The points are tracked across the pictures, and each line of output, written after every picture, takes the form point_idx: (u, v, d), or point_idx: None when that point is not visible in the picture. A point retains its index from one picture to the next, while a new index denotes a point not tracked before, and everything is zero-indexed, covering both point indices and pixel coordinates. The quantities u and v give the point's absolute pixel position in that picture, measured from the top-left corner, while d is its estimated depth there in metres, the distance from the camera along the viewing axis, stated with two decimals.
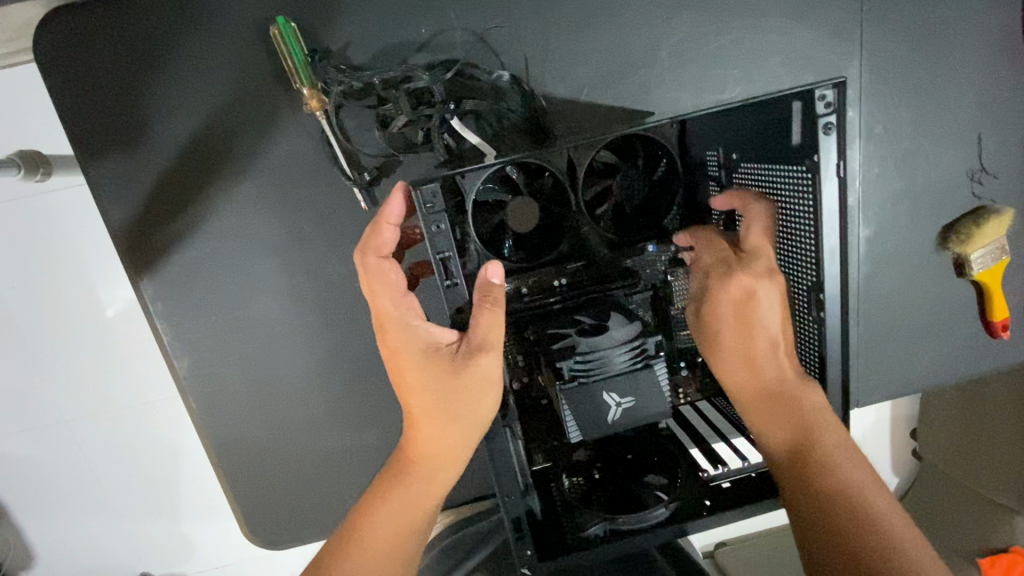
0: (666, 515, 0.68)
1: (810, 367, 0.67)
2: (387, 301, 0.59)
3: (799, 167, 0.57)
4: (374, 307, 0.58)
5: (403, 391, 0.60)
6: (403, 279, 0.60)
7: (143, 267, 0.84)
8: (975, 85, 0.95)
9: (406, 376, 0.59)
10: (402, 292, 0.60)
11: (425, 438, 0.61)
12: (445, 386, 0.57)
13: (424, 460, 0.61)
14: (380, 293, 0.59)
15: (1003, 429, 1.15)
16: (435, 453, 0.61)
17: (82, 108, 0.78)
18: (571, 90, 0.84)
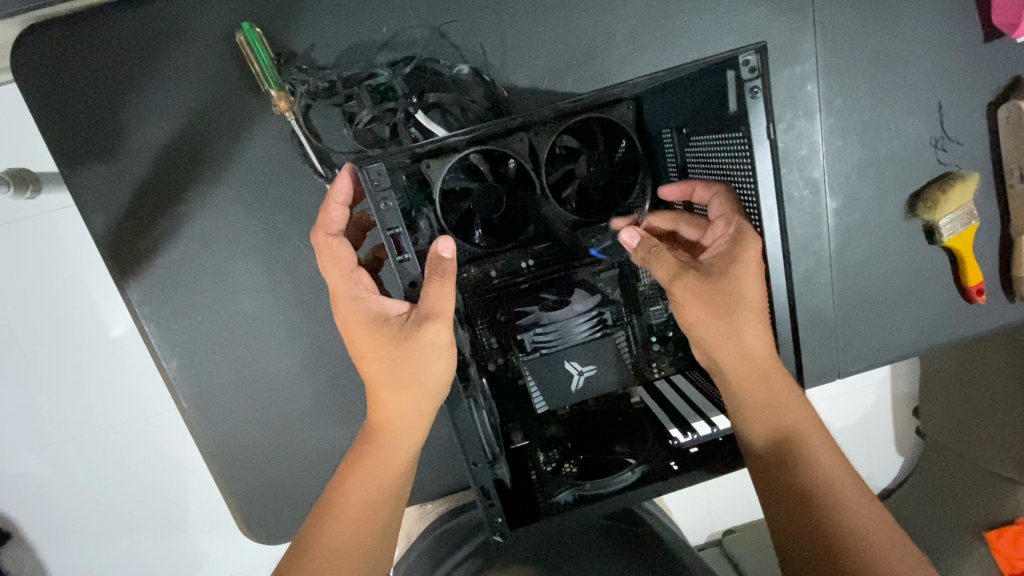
0: (634, 478, 0.71)
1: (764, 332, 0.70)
2: (338, 278, 0.63)
3: (736, 133, 0.59)
4: (327, 283, 0.62)
5: (362, 365, 0.63)
6: (353, 256, 0.64)
7: (128, 274, 0.87)
8: (929, 54, 0.97)
9: (360, 347, 0.62)
10: (352, 268, 0.63)
11: (383, 407, 0.63)
12: (397, 353, 0.60)
13: (385, 428, 0.64)
14: (332, 268, 0.63)
15: (999, 399, 1.17)
16: (394, 421, 0.63)
17: (61, 122, 0.82)
18: (531, 79, 0.86)
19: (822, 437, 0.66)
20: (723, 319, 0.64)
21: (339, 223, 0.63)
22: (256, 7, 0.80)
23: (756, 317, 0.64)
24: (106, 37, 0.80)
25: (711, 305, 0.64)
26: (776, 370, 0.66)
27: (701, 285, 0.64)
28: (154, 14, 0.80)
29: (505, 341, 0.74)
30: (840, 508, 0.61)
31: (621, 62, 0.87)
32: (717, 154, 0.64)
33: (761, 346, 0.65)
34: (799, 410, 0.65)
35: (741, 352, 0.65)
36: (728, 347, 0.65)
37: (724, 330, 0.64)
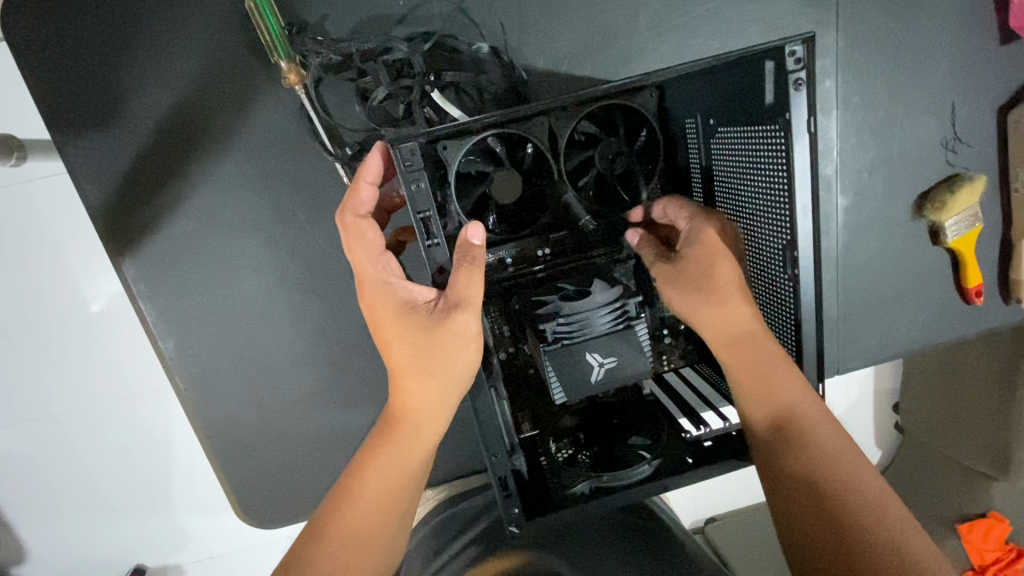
0: (650, 472, 0.70)
1: (788, 339, 0.66)
2: (365, 261, 0.60)
3: (772, 128, 0.57)
4: (354, 265, 0.60)
5: (387, 352, 0.62)
6: (382, 238, 0.61)
7: (124, 248, 0.83)
8: (947, 55, 0.97)
9: (385, 334, 0.60)
10: (380, 252, 0.61)
11: (408, 398, 0.61)
12: (424, 342, 0.58)
13: (408, 418, 0.62)
14: (362, 252, 0.60)
15: (982, 400, 1.19)
16: (418, 413, 0.62)
17: (56, 86, 0.78)
18: (551, 61, 0.84)
19: (822, 412, 0.64)
20: (701, 301, 0.65)
21: (368, 205, 0.61)
22: None
23: (737, 291, 0.65)
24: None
25: (694, 287, 0.66)
26: (768, 344, 0.64)
27: (678, 272, 0.67)
28: None
29: (518, 330, 0.73)
30: (845, 484, 0.59)
31: (645, 47, 0.85)
32: (745, 147, 0.62)
33: (748, 320, 0.65)
34: (797, 384, 0.63)
35: (728, 329, 0.65)
36: (715, 325, 0.65)
37: (703, 311, 0.65)
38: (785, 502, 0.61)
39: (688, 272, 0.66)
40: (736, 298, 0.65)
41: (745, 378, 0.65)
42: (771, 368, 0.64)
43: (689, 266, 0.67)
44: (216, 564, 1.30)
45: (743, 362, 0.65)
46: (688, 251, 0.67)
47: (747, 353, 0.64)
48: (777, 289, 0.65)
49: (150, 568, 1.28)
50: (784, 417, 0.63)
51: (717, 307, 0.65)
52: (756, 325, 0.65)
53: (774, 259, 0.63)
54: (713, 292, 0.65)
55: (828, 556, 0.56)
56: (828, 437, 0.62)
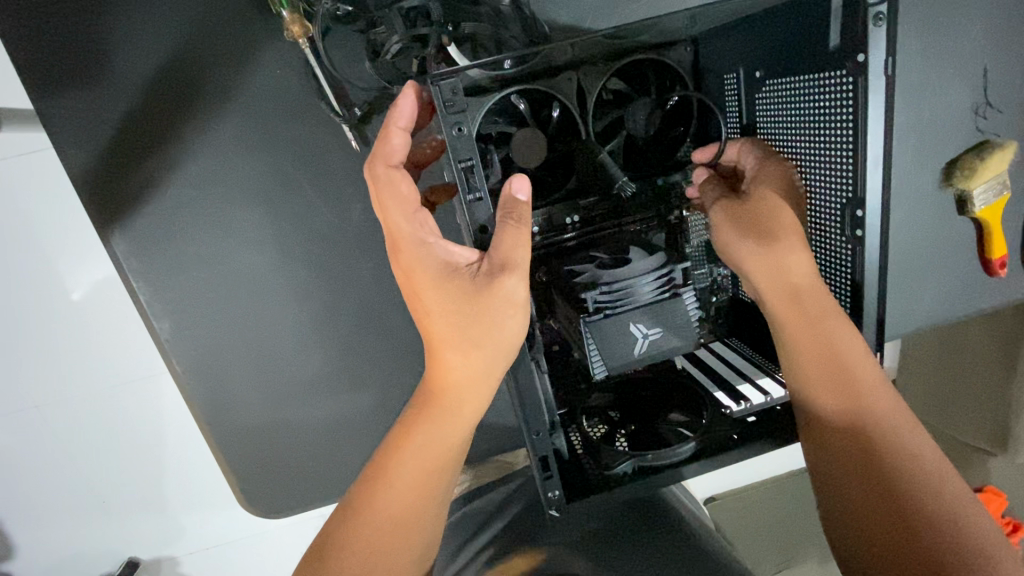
0: (694, 450, 0.65)
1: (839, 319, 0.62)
2: (398, 219, 0.53)
3: (835, 74, 0.52)
4: (388, 224, 0.52)
5: (423, 321, 0.56)
6: (415, 194, 0.54)
7: (112, 221, 0.77)
8: (982, 15, 0.93)
9: (424, 300, 0.54)
10: (415, 209, 0.53)
11: (447, 372, 0.56)
12: (466, 308, 0.53)
13: (447, 394, 0.57)
14: (395, 207, 0.53)
15: (979, 373, 1.17)
16: (458, 389, 0.56)
17: (31, 40, 0.70)
18: (575, 16, 0.79)
19: (881, 377, 0.58)
20: (755, 246, 0.59)
21: (399, 154, 0.54)
22: None
23: (799, 241, 0.58)
24: None
25: (750, 231, 0.59)
26: (828, 300, 0.58)
27: (739, 214, 0.61)
28: None
29: (545, 304, 0.69)
30: (903, 454, 0.54)
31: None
32: (797, 98, 0.58)
33: (807, 274, 0.58)
34: (857, 345, 0.57)
35: (786, 282, 0.58)
36: (769, 276, 0.59)
37: (758, 259, 0.59)
38: (831, 469, 0.57)
39: (748, 211, 0.60)
40: (796, 246, 0.58)
41: (802, 335, 0.58)
42: (833, 326, 0.57)
43: (751, 206, 0.60)
44: (214, 556, 1.25)
45: (802, 317, 0.58)
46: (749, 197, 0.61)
47: (807, 307, 0.58)
48: (828, 253, 0.61)
49: (144, 562, 1.22)
50: (842, 381, 0.57)
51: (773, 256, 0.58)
52: (816, 282, 0.58)
53: (829, 221, 0.59)
54: (773, 237, 0.58)
55: (881, 528, 0.52)
56: (887, 404, 0.56)
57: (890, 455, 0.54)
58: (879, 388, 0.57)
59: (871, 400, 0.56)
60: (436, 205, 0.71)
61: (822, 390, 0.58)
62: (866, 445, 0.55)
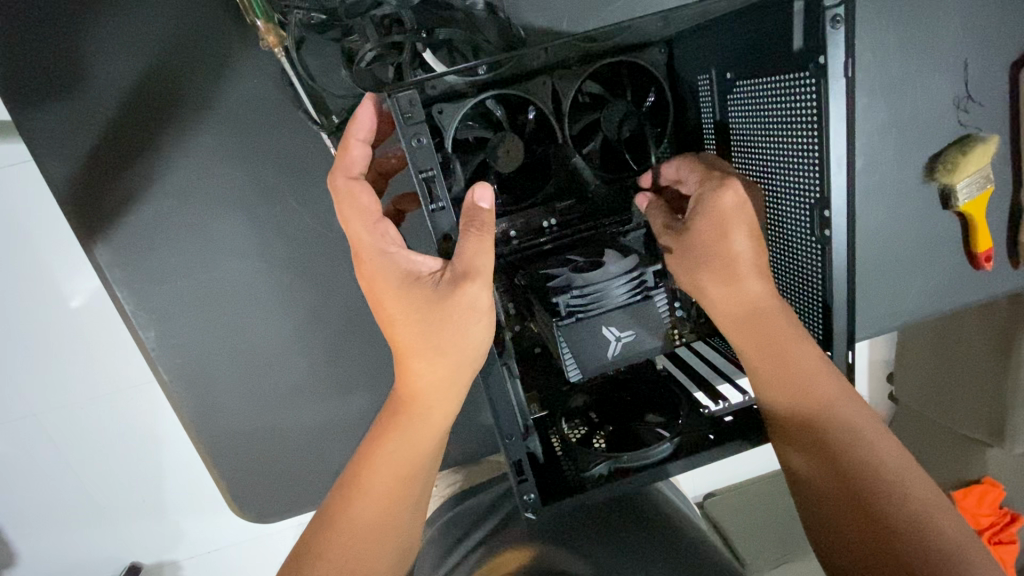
0: (670, 450, 0.65)
1: (813, 323, 0.62)
2: (359, 228, 0.55)
3: (799, 76, 0.53)
4: (348, 233, 0.55)
5: (389, 330, 0.56)
6: (375, 203, 0.55)
7: (96, 233, 0.77)
8: (962, 8, 0.93)
9: (387, 308, 0.55)
10: (375, 219, 0.55)
11: (413, 379, 0.57)
12: (429, 314, 0.53)
13: (414, 400, 0.58)
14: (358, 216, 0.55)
15: (975, 364, 1.18)
16: (424, 396, 0.57)
17: (11, 55, 0.70)
18: (551, 19, 0.79)
19: (846, 392, 0.57)
20: (711, 275, 0.59)
21: (360, 166, 0.56)
22: None
23: (753, 266, 0.59)
24: None
25: (703, 261, 0.59)
26: (785, 320, 0.59)
27: (688, 244, 0.60)
28: None
29: (524, 307, 0.67)
30: (872, 463, 0.54)
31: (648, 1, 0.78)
32: (766, 99, 0.58)
33: (763, 295, 0.59)
34: (817, 364, 0.58)
35: (743, 308, 0.59)
36: (727, 304, 0.60)
37: (714, 289, 0.59)
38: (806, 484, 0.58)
39: (700, 240, 0.59)
40: (749, 270, 0.59)
41: (759, 362, 0.60)
42: (787, 349, 0.58)
43: (700, 232, 0.59)
44: (214, 560, 1.26)
45: (758, 343, 0.59)
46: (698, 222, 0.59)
47: (764, 332, 0.59)
48: (799, 255, 0.61)
49: (146, 567, 1.23)
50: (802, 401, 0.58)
51: (728, 285, 0.59)
52: (773, 303, 0.59)
53: (798, 222, 0.59)
54: (728, 267, 0.59)
55: (853, 539, 0.53)
56: (854, 416, 0.57)
57: (860, 468, 0.54)
58: (844, 403, 0.57)
59: (836, 415, 0.57)
60: (405, 212, 0.72)
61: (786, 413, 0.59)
62: (835, 459, 0.55)
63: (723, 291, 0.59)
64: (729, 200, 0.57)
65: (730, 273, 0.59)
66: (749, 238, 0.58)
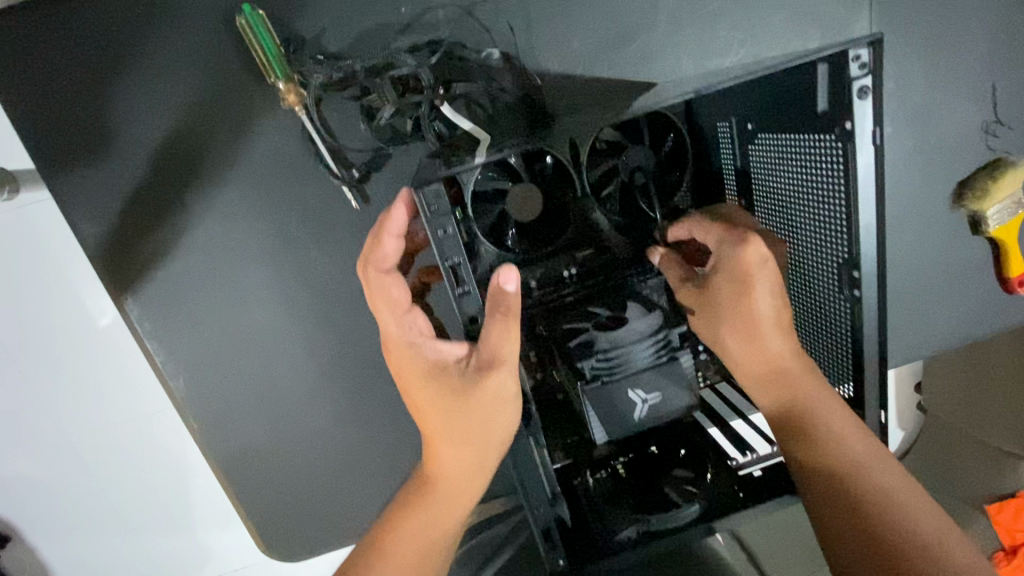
0: (697, 514, 0.64)
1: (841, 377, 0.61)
2: (389, 319, 0.58)
3: (826, 137, 0.52)
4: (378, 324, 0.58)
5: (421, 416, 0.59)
6: (407, 296, 0.59)
7: (126, 287, 0.79)
8: (987, 32, 0.91)
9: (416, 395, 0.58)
10: (404, 310, 0.58)
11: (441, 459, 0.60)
12: (460, 401, 0.56)
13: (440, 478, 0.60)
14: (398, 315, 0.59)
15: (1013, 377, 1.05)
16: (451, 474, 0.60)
17: (41, 121, 0.72)
18: (566, 64, 0.79)
19: (876, 454, 0.56)
20: (733, 333, 0.60)
21: (392, 259, 0.59)
22: None
23: (777, 325, 0.59)
24: (85, 18, 0.69)
25: (722, 319, 0.60)
26: (811, 378, 0.59)
27: (708, 302, 0.60)
28: None
29: (546, 355, 0.68)
30: (911, 535, 0.51)
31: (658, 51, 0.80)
32: (790, 154, 0.57)
33: (787, 354, 0.59)
34: (843, 421, 0.57)
35: (765, 365, 0.60)
36: (749, 361, 0.60)
37: (735, 346, 0.61)
38: (840, 558, 0.53)
39: (720, 297, 0.60)
40: (772, 328, 0.59)
41: (783, 418, 0.59)
42: (813, 407, 0.58)
43: (721, 288, 0.59)
44: None
45: (782, 401, 0.59)
46: (718, 282, 0.60)
47: (788, 389, 0.59)
48: (825, 308, 0.60)
49: None
50: (830, 461, 0.56)
51: (748, 343, 0.60)
52: (797, 362, 0.59)
53: (824, 277, 0.58)
54: (748, 325, 0.59)
55: None
56: (886, 480, 0.55)
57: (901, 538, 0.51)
58: (875, 467, 0.55)
59: (866, 477, 0.55)
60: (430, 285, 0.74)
61: (817, 477, 0.56)
62: (870, 528, 0.52)
63: (743, 348, 0.60)
64: (752, 257, 0.56)
65: (749, 331, 0.59)
66: (771, 295, 0.58)
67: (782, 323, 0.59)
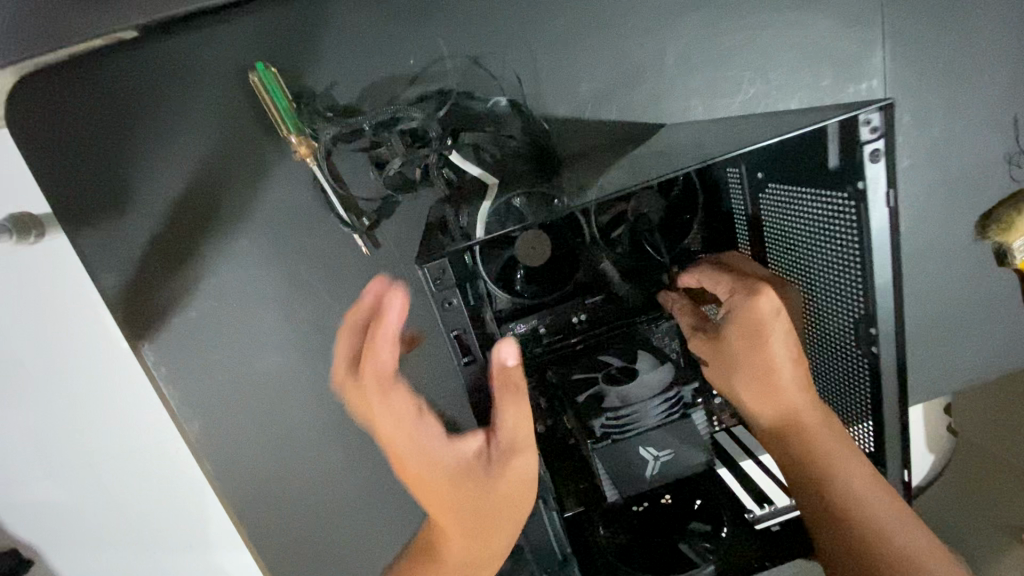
0: (713, 571, 0.63)
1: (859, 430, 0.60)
2: (395, 426, 0.55)
3: (840, 193, 0.50)
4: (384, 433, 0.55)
5: (418, 487, 0.59)
6: (409, 402, 0.56)
7: (143, 333, 0.81)
8: (1009, 61, 0.88)
9: (431, 491, 0.58)
10: (410, 415, 0.56)
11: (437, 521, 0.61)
12: (479, 493, 0.57)
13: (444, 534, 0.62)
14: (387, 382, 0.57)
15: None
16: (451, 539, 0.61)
17: (64, 176, 0.75)
18: (574, 108, 0.79)
19: (896, 511, 0.55)
20: (749, 385, 0.58)
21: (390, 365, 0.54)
22: (270, 40, 0.71)
23: (794, 376, 0.57)
24: (106, 78, 0.72)
25: (737, 370, 0.58)
26: (829, 431, 0.57)
27: (721, 352, 0.58)
28: (164, 53, 0.71)
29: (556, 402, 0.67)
30: None
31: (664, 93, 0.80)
32: (804, 204, 0.55)
33: (804, 407, 0.57)
34: (863, 478, 0.56)
35: (782, 418, 0.58)
36: (765, 414, 0.58)
37: (750, 397, 0.59)
38: None
39: (734, 348, 0.57)
40: (789, 378, 0.57)
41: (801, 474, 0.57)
42: (832, 464, 0.56)
43: (735, 340, 0.57)
44: None
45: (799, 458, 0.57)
46: (731, 332, 0.57)
47: (806, 444, 0.57)
48: (842, 361, 0.58)
49: None
50: (849, 520, 0.55)
51: (765, 395, 0.58)
52: (815, 413, 0.57)
53: (841, 330, 0.56)
54: (763, 377, 0.57)
55: None
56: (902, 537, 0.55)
57: None
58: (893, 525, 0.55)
59: (882, 535, 0.55)
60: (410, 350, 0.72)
61: (832, 535, 0.56)
62: None
63: (759, 400, 0.58)
64: (764, 307, 0.55)
65: (765, 383, 0.57)
66: (783, 346, 0.56)
67: (800, 372, 0.57)
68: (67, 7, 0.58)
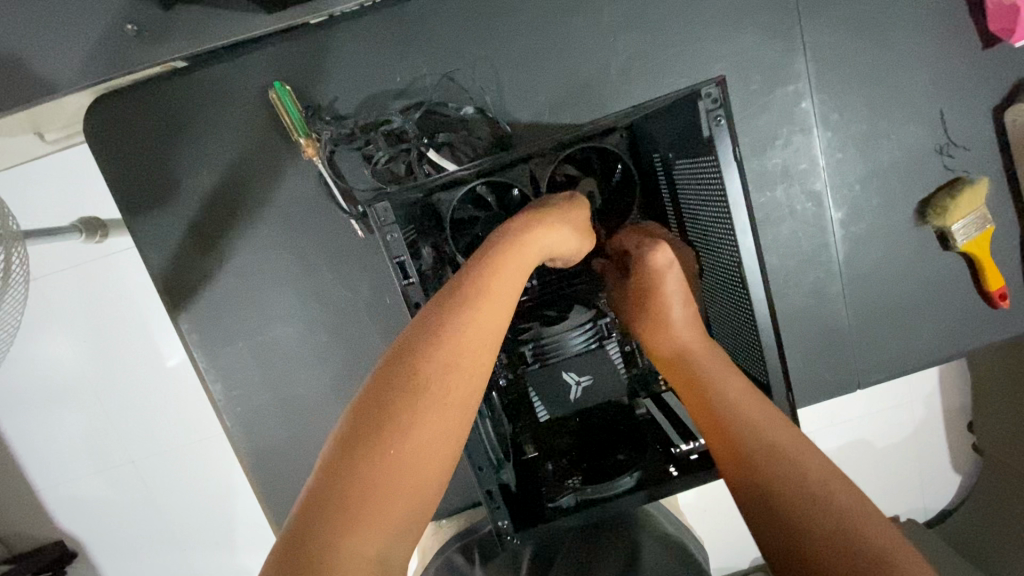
0: (631, 483, 0.73)
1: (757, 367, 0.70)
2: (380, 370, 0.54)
3: (707, 158, 0.65)
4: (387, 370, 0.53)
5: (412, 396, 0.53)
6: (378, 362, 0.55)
7: (180, 306, 0.98)
8: (929, 63, 0.99)
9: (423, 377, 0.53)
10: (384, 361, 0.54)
11: (424, 435, 0.51)
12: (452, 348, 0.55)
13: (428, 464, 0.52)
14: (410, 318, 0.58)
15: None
16: (430, 460, 0.51)
17: (124, 177, 0.94)
18: (533, 113, 0.94)
19: (777, 422, 0.62)
20: (651, 320, 0.73)
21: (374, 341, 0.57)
22: (286, 66, 0.90)
23: (685, 313, 0.72)
24: (162, 99, 0.92)
25: (642, 307, 0.74)
26: (714, 356, 0.69)
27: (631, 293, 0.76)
28: (206, 80, 0.91)
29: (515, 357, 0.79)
30: (806, 485, 0.54)
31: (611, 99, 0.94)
32: (695, 173, 0.70)
33: (694, 339, 0.71)
34: (741, 391, 0.64)
35: (675, 346, 0.71)
36: (663, 344, 0.72)
37: (652, 330, 0.73)
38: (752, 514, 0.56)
39: (638, 287, 0.75)
40: (680, 311, 0.72)
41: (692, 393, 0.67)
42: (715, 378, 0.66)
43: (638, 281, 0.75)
44: None
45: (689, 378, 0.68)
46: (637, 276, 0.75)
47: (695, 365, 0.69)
48: (738, 303, 0.70)
49: None
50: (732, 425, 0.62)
51: (664, 325, 0.72)
52: (704, 343, 0.70)
53: (732, 274, 0.69)
54: (660, 310, 0.73)
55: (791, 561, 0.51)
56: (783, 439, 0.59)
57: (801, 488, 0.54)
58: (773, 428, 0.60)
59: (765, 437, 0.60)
60: None
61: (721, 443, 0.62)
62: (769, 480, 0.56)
63: (662, 331, 0.72)
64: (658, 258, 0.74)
65: (664, 315, 0.72)
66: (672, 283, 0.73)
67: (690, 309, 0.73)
68: (136, 43, 0.78)
